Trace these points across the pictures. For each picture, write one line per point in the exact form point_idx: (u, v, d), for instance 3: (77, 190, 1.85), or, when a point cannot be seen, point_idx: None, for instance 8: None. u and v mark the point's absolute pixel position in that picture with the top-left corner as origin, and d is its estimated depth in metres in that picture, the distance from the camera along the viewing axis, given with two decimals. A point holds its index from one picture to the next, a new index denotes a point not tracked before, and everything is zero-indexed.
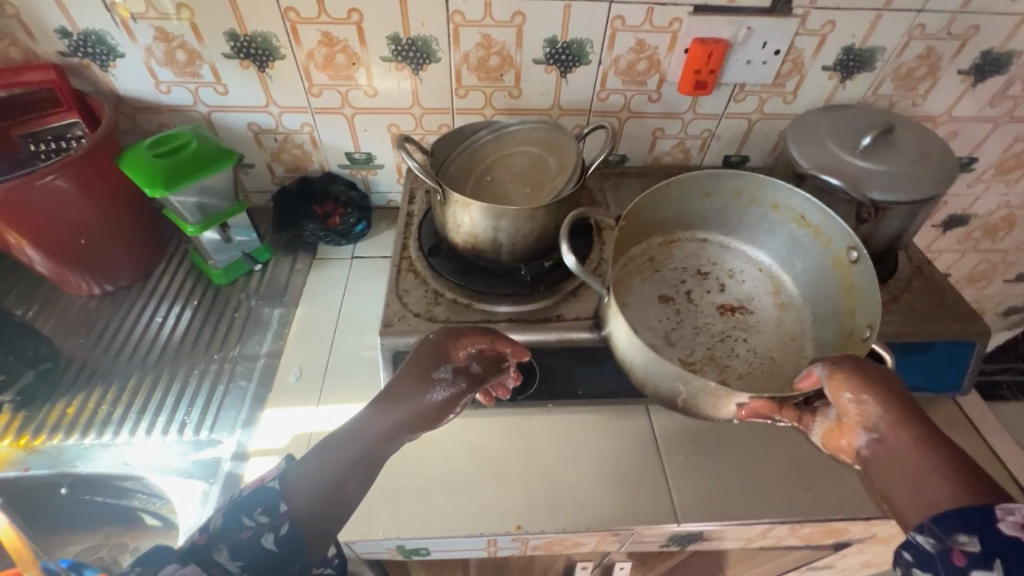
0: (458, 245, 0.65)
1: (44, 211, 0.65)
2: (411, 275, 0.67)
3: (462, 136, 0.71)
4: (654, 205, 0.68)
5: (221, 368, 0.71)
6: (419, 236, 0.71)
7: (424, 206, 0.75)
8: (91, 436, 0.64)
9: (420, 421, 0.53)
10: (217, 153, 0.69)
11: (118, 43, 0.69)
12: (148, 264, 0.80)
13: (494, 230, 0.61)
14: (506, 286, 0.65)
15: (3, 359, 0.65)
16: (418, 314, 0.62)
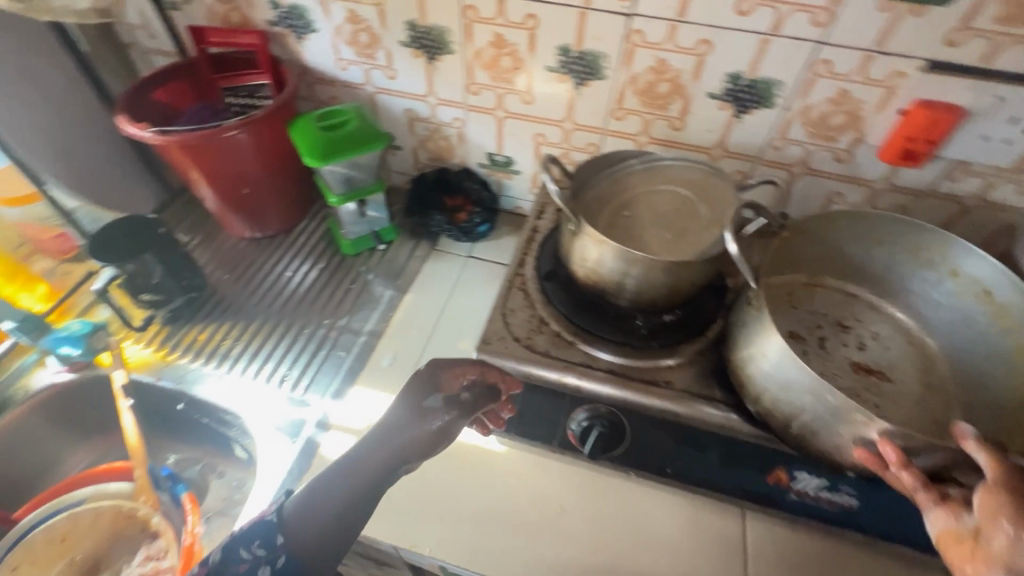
0: (578, 278, 0.61)
1: (222, 159, 0.73)
2: (521, 295, 0.64)
3: (610, 162, 0.66)
4: (815, 243, 0.61)
5: (327, 334, 0.75)
6: (539, 256, 0.68)
7: (551, 223, 0.71)
8: (212, 364, 0.73)
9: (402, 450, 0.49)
10: (372, 134, 0.72)
11: (315, 19, 0.74)
12: (291, 218, 0.87)
13: (622, 275, 0.56)
14: (617, 330, 0.59)
15: (164, 281, 0.74)
16: (519, 339, 0.59)
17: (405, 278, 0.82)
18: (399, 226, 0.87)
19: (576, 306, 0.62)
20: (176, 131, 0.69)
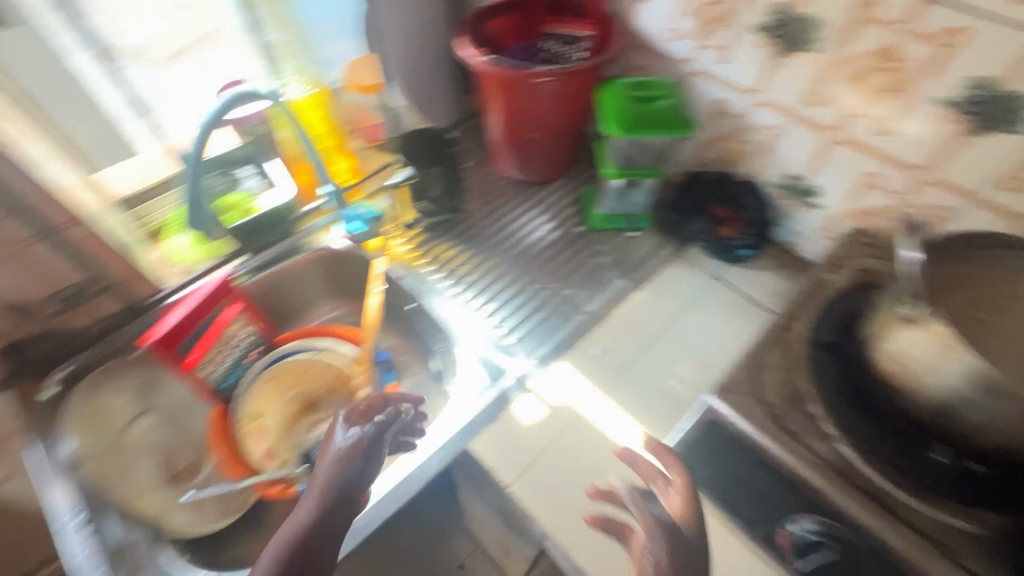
0: (883, 370, 0.47)
1: (519, 102, 0.76)
2: (780, 354, 0.54)
3: (999, 242, 0.47)
4: (964, 286, 0.48)
5: (551, 298, 0.75)
6: (818, 320, 0.55)
7: (849, 284, 0.58)
8: (445, 282, 0.77)
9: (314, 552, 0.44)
10: (680, 119, 0.66)
11: None
12: (551, 173, 0.88)
13: (962, 400, 0.41)
14: (908, 450, 0.46)
15: (437, 197, 0.80)
16: (768, 405, 0.51)
17: (546, 202, 0.88)
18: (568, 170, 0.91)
19: (854, 400, 0.49)
20: (499, 61, 0.73)
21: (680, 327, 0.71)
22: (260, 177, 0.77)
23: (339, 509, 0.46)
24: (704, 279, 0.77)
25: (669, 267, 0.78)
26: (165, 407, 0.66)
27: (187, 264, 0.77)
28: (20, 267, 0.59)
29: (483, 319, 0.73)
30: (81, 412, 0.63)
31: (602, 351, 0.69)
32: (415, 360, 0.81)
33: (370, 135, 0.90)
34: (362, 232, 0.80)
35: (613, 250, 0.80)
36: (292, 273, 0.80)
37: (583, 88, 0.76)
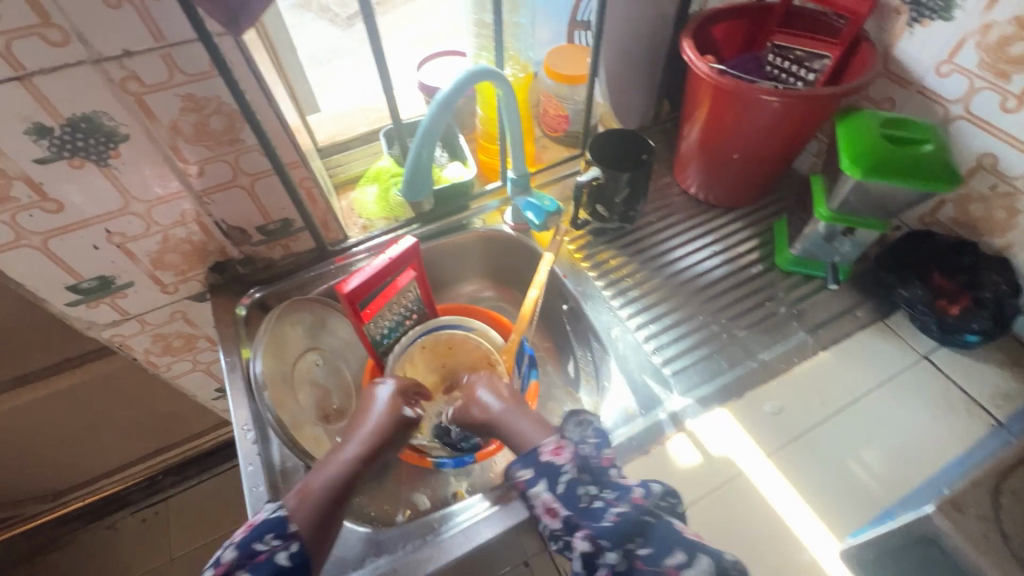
0: None
1: (731, 116, 0.69)
2: None
3: None
4: None
5: (719, 336, 0.69)
6: None
7: None
8: (607, 291, 0.74)
9: (336, 507, 0.51)
10: (937, 175, 0.56)
11: None
12: (738, 199, 0.81)
13: None
14: None
15: (618, 205, 0.74)
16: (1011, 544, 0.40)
17: (726, 230, 0.81)
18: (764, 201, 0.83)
19: None
20: (726, 71, 0.66)
21: (872, 407, 0.61)
22: (447, 150, 0.82)
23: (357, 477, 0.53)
24: (912, 358, 0.65)
25: (864, 330, 0.68)
26: (331, 346, 0.73)
27: (367, 218, 0.81)
28: (246, 197, 0.64)
29: (640, 341, 0.68)
30: (267, 340, 0.64)
31: (775, 411, 0.61)
32: (556, 358, 0.80)
33: (553, 126, 0.89)
34: (535, 224, 0.74)
35: (796, 298, 0.72)
36: (455, 247, 0.82)
37: (818, 116, 0.66)
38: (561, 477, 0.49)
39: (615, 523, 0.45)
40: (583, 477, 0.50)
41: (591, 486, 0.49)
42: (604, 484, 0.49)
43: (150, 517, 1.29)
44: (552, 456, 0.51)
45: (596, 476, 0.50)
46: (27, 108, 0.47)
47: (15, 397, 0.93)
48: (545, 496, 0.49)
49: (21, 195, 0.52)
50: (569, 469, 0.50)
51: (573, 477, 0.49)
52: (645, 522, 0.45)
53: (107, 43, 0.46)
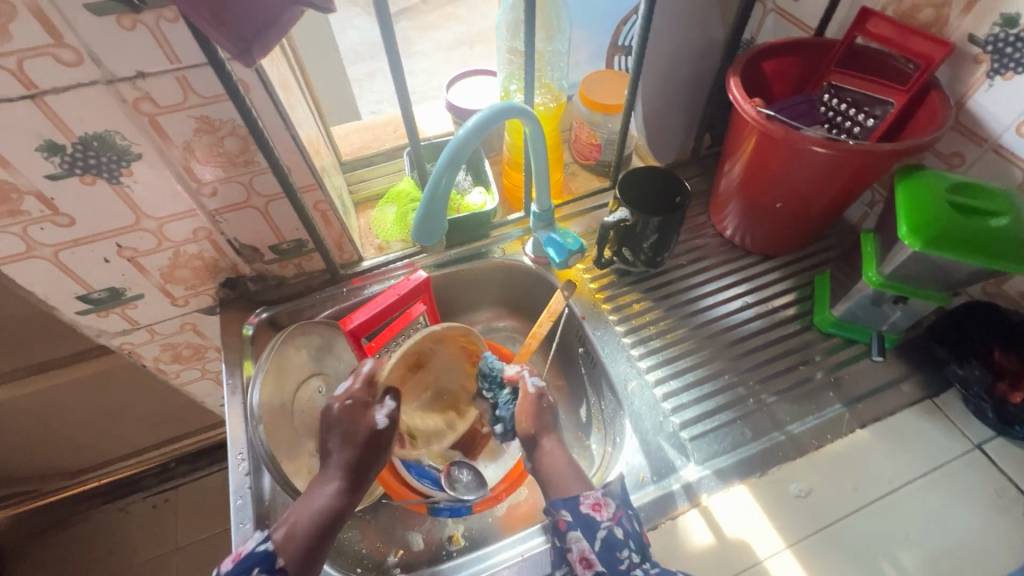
0: None
1: (776, 163, 0.64)
2: None
3: None
4: None
5: (744, 400, 0.64)
6: None
7: None
8: (627, 338, 0.69)
9: (333, 522, 0.51)
10: (1008, 254, 0.50)
11: None
12: (778, 246, 0.76)
13: None
14: None
15: (647, 249, 0.71)
16: None
17: (761, 279, 0.75)
18: (805, 253, 0.78)
19: None
20: (775, 116, 0.61)
21: (913, 499, 0.56)
22: (471, 174, 0.80)
23: (353, 494, 0.53)
24: (961, 447, 0.59)
25: (908, 409, 0.62)
26: (336, 371, 0.69)
27: (384, 239, 0.78)
28: (260, 218, 0.63)
29: (658, 398, 0.64)
30: (271, 366, 0.61)
31: (801, 493, 0.56)
32: (567, 401, 0.76)
33: (585, 153, 0.85)
34: (556, 261, 0.70)
35: (833, 364, 0.67)
36: (471, 275, 0.79)
37: (874, 172, 0.59)
38: (601, 532, 0.49)
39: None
40: (619, 535, 0.49)
41: (629, 549, 0.48)
42: (644, 555, 0.48)
43: (161, 504, 1.28)
44: (591, 509, 0.50)
45: (636, 541, 0.49)
46: (39, 126, 0.46)
47: (38, 382, 0.92)
48: (584, 544, 0.48)
49: (32, 209, 0.51)
50: (609, 524, 0.49)
51: (610, 530, 0.49)
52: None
53: (119, 64, 0.44)
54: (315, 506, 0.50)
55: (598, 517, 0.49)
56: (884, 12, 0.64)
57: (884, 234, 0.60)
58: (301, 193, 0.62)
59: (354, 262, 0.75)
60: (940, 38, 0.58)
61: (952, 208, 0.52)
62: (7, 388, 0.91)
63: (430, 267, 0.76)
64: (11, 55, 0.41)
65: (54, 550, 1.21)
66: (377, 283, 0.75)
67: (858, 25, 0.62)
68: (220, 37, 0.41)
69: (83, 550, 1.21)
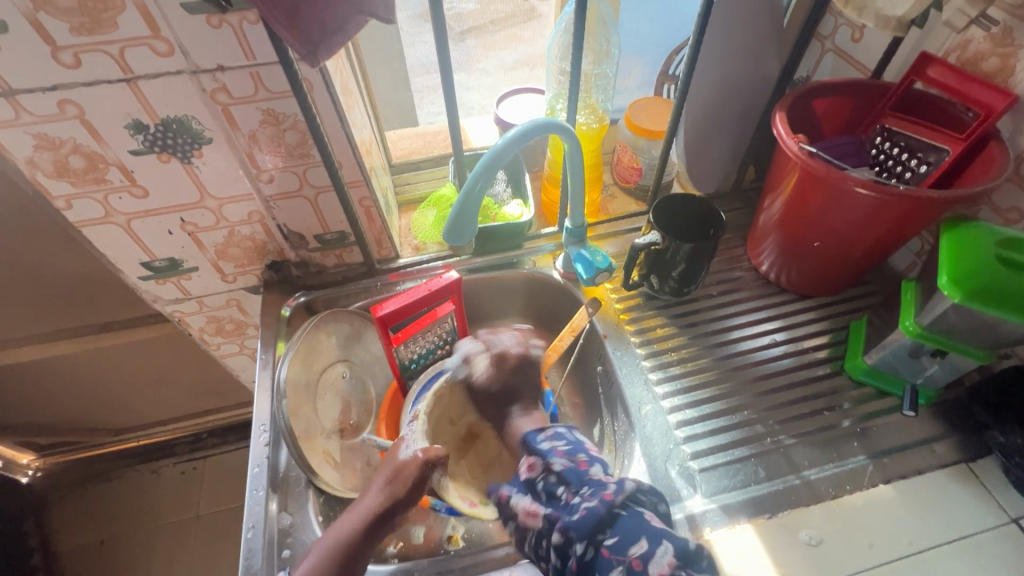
0: None
1: (817, 201, 0.63)
2: None
3: None
4: None
5: (761, 438, 0.62)
6: None
7: None
8: (647, 361, 0.69)
9: (365, 549, 0.51)
10: None
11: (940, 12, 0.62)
12: (816, 288, 0.74)
13: None
14: None
15: (677, 276, 0.70)
16: None
17: (794, 319, 0.73)
18: (841, 298, 0.75)
19: None
20: (820, 153, 0.60)
21: (936, 565, 0.53)
22: (510, 186, 0.83)
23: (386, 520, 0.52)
24: (995, 518, 0.56)
25: (939, 471, 0.59)
26: (361, 360, 0.73)
27: (421, 240, 0.82)
28: (309, 208, 0.67)
29: (672, 425, 0.63)
30: (300, 346, 0.65)
31: (812, 542, 0.54)
32: (581, 419, 0.76)
33: (625, 177, 0.86)
34: (583, 278, 0.71)
35: (863, 414, 0.64)
36: (500, 284, 0.81)
37: (921, 219, 0.58)
38: (539, 486, 0.49)
39: (584, 520, 0.43)
40: (552, 481, 0.48)
41: (565, 486, 0.47)
42: (581, 483, 0.47)
43: (189, 471, 1.35)
44: (528, 471, 0.52)
45: (570, 474, 0.48)
46: (130, 106, 0.51)
47: (97, 339, 0.99)
48: (525, 502, 0.49)
49: (115, 179, 0.57)
50: (544, 477, 0.49)
51: (545, 480, 0.49)
52: (616, 516, 0.43)
53: (204, 57, 0.50)
54: (334, 539, 0.51)
55: (534, 476, 0.51)
56: (945, 58, 0.62)
57: (926, 284, 0.59)
58: (348, 188, 0.67)
59: (391, 258, 0.79)
60: (1004, 88, 0.56)
61: (998, 262, 0.51)
62: (71, 342, 0.99)
63: (462, 270, 0.79)
64: (115, 44, 0.47)
65: (89, 500, 1.29)
66: (411, 280, 0.78)
67: (918, 69, 0.61)
68: (290, 38, 0.45)
69: (115, 505, 1.29)
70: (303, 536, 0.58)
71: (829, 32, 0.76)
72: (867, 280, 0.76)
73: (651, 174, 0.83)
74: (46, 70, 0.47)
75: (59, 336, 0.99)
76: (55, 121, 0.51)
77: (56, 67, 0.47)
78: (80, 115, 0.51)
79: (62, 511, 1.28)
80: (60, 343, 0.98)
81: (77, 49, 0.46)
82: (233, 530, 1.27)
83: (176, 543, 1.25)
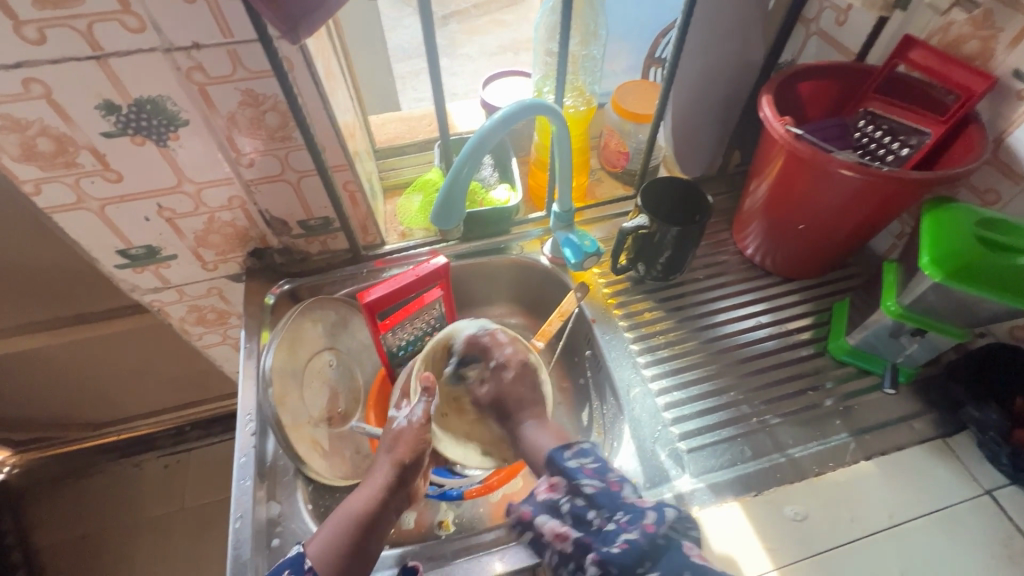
0: None
1: (802, 184, 0.63)
2: None
3: None
4: None
5: (747, 419, 0.63)
6: None
7: None
8: (634, 345, 0.70)
9: (371, 519, 0.51)
10: None
11: None
12: (800, 271, 0.75)
13: None
14: None
15: (665, 261, 0.71)
16: None
17: (779, 301, 0.74)
18: (823, 282, 0.76)
19: None
20: (805, 137, 0.60)
21: (913, 536, 0.54)
22: (498, 171, 0.83)
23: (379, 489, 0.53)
24: (970, 491, 0.58)
25: (918, 446, 0.61)
26: (348, 348, 0.72)
27: (407, 226, 0.81)
28: (291, 192, 0.66)
29: (660, 407, 0.64)
30: (285, 334, 0.64)
31: (797, 517, 0.55)
32: (569, 403, 0.76)
33: (612, 161, 0.85)
34: (572, 262, 0.71)
35: (845, 393, 0.65)
36: (488, 270, 0.80)
37: (902, 200, 0.58)
38: (564, 507, 0.49)
39: (625, 552, 0.43)
40: (582, 502, 0.49)
41: (596, 510, 0.48)
42: (616, 508, 0.47)
43: (172, 464, 1.33)
44: (546, 491, 0.51)
45: (603, 497, 0.48)
46: (100, 86, 0.49)
47: (73, 331, 0.96)
48: (551, 523, 0.49)
49: (86, 162, 0.55)
50: (569, 498, 0.50)
51: (572, 503, 0.49)
52: (659, 548, 0.44)
53: (178, 34, 0.48)
54: (345, 514, 0.50)
55: (555, 497, 0.51)
56: (927, 41, 0.62)
57: (907, 264, 0.60)
58: (332, 172, 0.65)
59: (377, 245, 0.78)
60: (984, 71, 0.57)
61: (978, 242, 0.52)
62: (44, 335, 0.96)
63: (450, 256, 0.78)
64: (82, 19, 0.45)
65: (69, 496, 1.26)
66: (397, 266, 0.77)
67: (901, 52, 0.61)
68: (269, 14, 0.44)
69: (97, 499, 1.27)
70: (292, 526, 0.58)
71: (814, 15, 0.76)
72: (849, 262, 0.78)
73: (639, 158, 0.83)
74: (8, 47, 0.45)
75: (32, 329, 0.95)
76: (21, 102, 0.49)
77: (19, 43, 0.45)
78: (47, 95, 0.49)
79: (39, 509, 1.24)
80: (32, 336, 0.95)
81: (42, 24, 0.44)
82: (219, 523, 1.26)
83: (160, 537, 1.24)
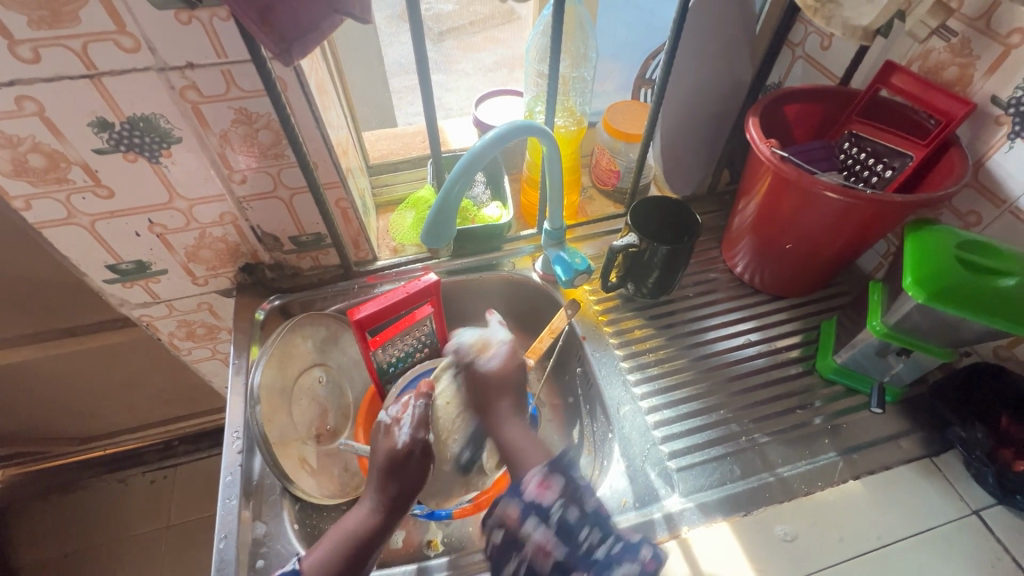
0: None
1: (789, 204, 0.64)
2: None
3: None
4: None
5: (736, 438, 0.63)
6: None
7: None
8: (624, 363, 0.70)
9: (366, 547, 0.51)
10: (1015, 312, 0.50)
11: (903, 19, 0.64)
12: (788, 289, 0.76)
13: None
14: None
15: (655, 278, 0.71)
16: None
17: (769, 319, 0.75)
18: (812, 301, 0.77)
19: None
20: (790, 158, 0.61)
21: (900, 558, 0.54)
22: (489, 189, 0.84)
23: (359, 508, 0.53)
24: (957, 511, 0.58)
25: (905, 466, 0.61)
26: (338, 364, 0.71)
27: (399, 242, 0.82)
28: (283, 209, 0.66)
29: (650, 425, 0.64)
30: (274, 350, 0.63)
31: (787, 537, 0.55)
32: (559, 420, 0.76)
33: (603, 179, 0.86)
34: (562, 279, 0.71)
35: (833, 412, 0.66)
36: (479, 287, 0.80)
37: (886, 222, 0.59)
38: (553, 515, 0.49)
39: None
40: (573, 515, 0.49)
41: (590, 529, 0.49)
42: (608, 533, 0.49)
43: (158, 480, 1.30)
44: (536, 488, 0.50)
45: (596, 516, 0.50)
46: (94, 104, 0.50)
47: (61, 344, 0.95)
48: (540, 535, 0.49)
49: (77, 178, 0.55)
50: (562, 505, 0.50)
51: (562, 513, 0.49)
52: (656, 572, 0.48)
53: (173, 54, 0.48)
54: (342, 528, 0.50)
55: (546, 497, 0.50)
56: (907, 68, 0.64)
57: (891, 285, 0.61)
58: (325, 189, 0.66)
59: (369, 261, 0.78)
60: (963, 97, 0.58)
61: (960, 263, 0.53)
62: (31, 348, 0.95)
63: (440, 273, 0.78)
64: (77, 38, 0.45)
65: (50, 512, 1.24)
66: (389, 282, 0.77)
67: (883, 78, 0.62)
68: (264, 36, 0.45)
69: (80, 516, 1.24)
70: (277, 546, 0.57)
71: (800, 40, 0.78)
72: (836, 280, 0.79)
73: (629, 176, 0.84)
74: (2, 64, 0.45)
75: (18, 342, 0.94)
76: (13, 118, 0.49)
77: (12, 61, 0.45)
78: (40, 112, 0.49)
79: (18, 526, 1.21)
80: (17, 349, 0.94)
81: (36, 43, 0.44)
82: (205, 541, 1.24)
83: (144, 554, 1.21)
